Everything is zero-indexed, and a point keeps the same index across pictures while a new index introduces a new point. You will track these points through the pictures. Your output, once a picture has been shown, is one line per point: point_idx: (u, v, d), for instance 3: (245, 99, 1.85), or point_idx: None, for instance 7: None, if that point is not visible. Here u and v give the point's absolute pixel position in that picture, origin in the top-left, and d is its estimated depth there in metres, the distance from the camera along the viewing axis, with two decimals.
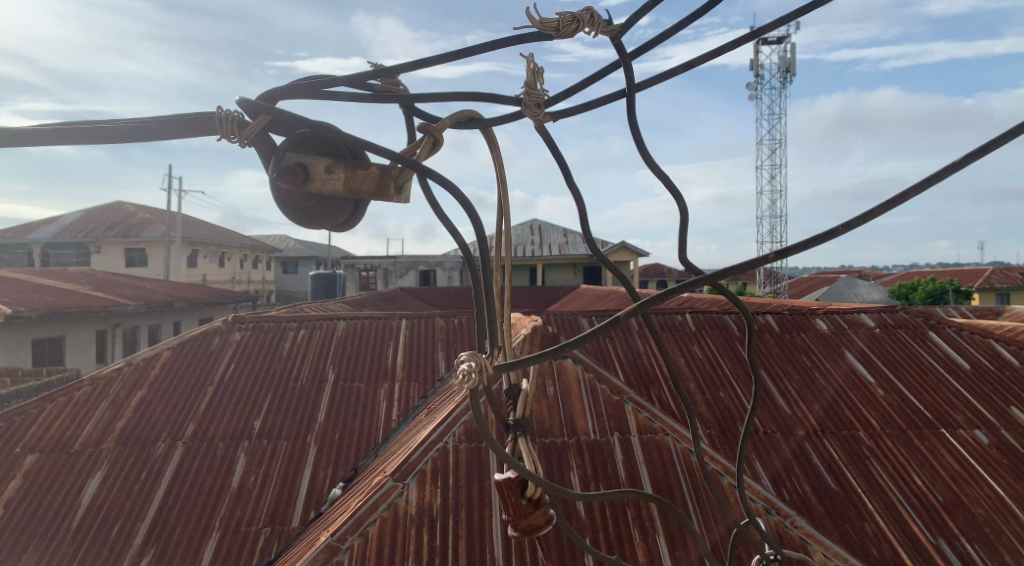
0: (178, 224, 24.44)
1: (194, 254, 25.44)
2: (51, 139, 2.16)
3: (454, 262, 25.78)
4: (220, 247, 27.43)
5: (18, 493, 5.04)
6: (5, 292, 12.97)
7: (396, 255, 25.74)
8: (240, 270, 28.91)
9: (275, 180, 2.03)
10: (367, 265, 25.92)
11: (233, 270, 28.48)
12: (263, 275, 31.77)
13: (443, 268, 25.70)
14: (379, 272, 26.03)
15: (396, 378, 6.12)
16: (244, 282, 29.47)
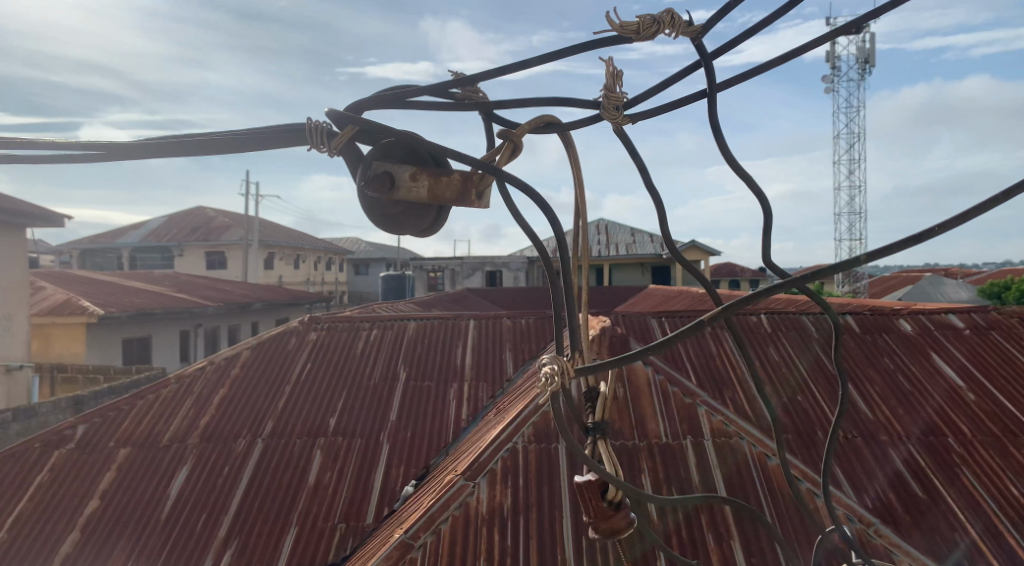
0: (256, 227, 25.43)
1: (271, 256, 26.43)
2: (164, 152, 2.33)
3: (519, 263, 25.71)
4: (294, 250, 28.39)
5: (111, 484, 5.31)
6: (102, 294, 13.81)
7: (463, 256, 26.01)
8: (313, 271, 29.84)
9: (362, 188, 2.13)
10: (436, 266, 26.37)
11: (306, 271, 29.42)
12: (335, 276, 32.71)
13: (509, 269, 25.91)
14: (447, 273, 26.63)
15: (465, 378, 6.17)
16: (318, 283, 30.41)
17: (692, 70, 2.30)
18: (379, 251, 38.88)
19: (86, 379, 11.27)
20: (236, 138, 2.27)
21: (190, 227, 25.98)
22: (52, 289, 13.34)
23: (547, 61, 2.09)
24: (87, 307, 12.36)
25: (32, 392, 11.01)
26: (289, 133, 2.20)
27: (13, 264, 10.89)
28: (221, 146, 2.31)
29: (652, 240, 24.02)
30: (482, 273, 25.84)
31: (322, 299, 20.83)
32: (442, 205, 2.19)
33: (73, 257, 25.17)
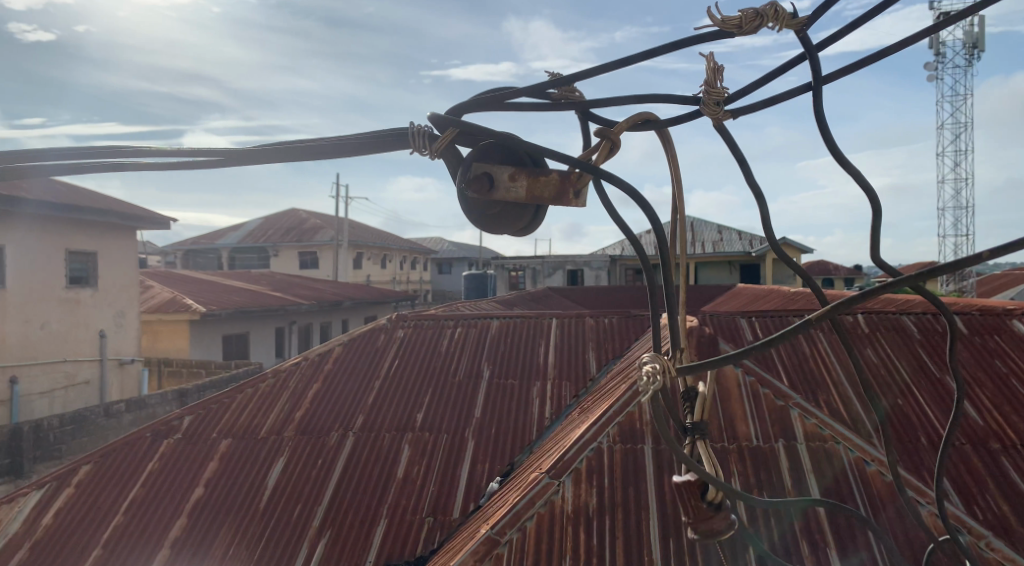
0: (344, 228, 26.36)
1: (359, 256, 27.34)
2: (277, 157, 2.42)
3: (601, 262, 25.90)
4: (382, 250, 29.27)
5: (215, 472, 5.61)
6: (206, 293, 14.65)
7: (543, 255, 26.13)
8: (399, 271, 30.72)
9: (463, 189, 2.18)
10: (518, 265, 26.70)
11: (393, 271, 30.30)
12: (420, 276, 33.52)
13: (591, 268, 26.02)
14: (529, 271, 26.87)
15: (548, 376, 6.19)
16: (403, 282, 31.26)
17: (796, 63, 2.23)
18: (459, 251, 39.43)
19: (191, 373, 11.95)
20: (344, 143, 2.37)
21: (282, 228, 27.14)
22: (161, 287, 14.25)
23: (645, 58, 2.08)
24: (192, 304, 13.12)
25: (143, 385, 11.78)
26: (393, 137, 2.29)
27: (127, 265, 11.68)
28: (329, 151, 2.39)
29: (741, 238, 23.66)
30: (564, 271, 26.32)
31: (407, 298, 21.33)
32: (540, 205, 2.19)
33: (177, 258, 26.80)
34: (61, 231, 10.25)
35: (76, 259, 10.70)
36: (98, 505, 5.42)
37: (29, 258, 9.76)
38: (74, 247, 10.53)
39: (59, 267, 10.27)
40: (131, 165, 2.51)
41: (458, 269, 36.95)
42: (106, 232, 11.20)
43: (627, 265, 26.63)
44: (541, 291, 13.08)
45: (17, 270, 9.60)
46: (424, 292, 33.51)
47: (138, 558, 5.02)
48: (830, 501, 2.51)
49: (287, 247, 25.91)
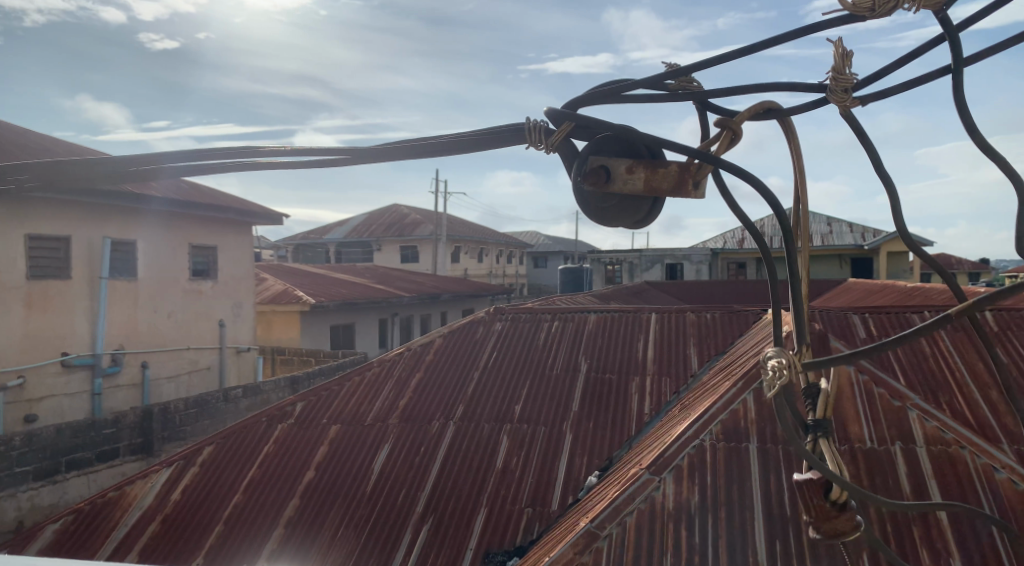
0: (442, 223, 26.98)
1: (457, 250, 27.91)
2: (404, 154, 2.44)
3: (701, 255, 25.43)
4: (479, 244, 29.76)
5: (325, 456, 5.89)
6: (314, 285, 15.36)
7: (639, 249, 25.87)
8: (495, 264, 31.25)
9: (579, 182, 2.18)
10: (615, 259, 26.65)
11: (489, 264, 30.81)
12: (516, 270, 33.90)
13: (691, 261, 25.77)
14: (625, 265, 26.69)
15: (647, 371, 6.13)
16: (499, 276, 31.74)
17: (933, 45, 2.09)
18: (554, 245, 39.59)
19: (301, 361, 12.60)
20: (467, 139, 2.41)
21: (384, 223, 28.05)
22: (273, 280, 15.06)
23: (768, 45, 2.02)
24: (301, 296, 13.79)
25: (257, 371, 12.51)
26: (511, 132, 2.32)
27: (242, 258, 12.37)
28: (454, 149, 2.43)
29: (852, 232, 22.99)
30: (662, 265, 26.03)
31: (505, 292, 21.57)
32: (657, 197, 2.16)
33: (287, 252, 28.25)
34: (184, 227, 10.98)
35: (198, 254, 11.43)
36: (220, 483, 5.80)
37: (157, 252, 10.52)
38: (196, 242, 11.25)
39: (183, 260, 11.02)
40: (262, 164, 2.58)
41: (553, 263, 37.09)
42: (224, 227, 11.90)
43: (728, 258, 25.94)
44: (639, 285, 12.96)
45: (146, 262, 10.36)
46: (518, 286, 33.82)
47: (256, 534, 5.32)
48: (966, 505, 2.35)
49: (389, 241, 26.78)
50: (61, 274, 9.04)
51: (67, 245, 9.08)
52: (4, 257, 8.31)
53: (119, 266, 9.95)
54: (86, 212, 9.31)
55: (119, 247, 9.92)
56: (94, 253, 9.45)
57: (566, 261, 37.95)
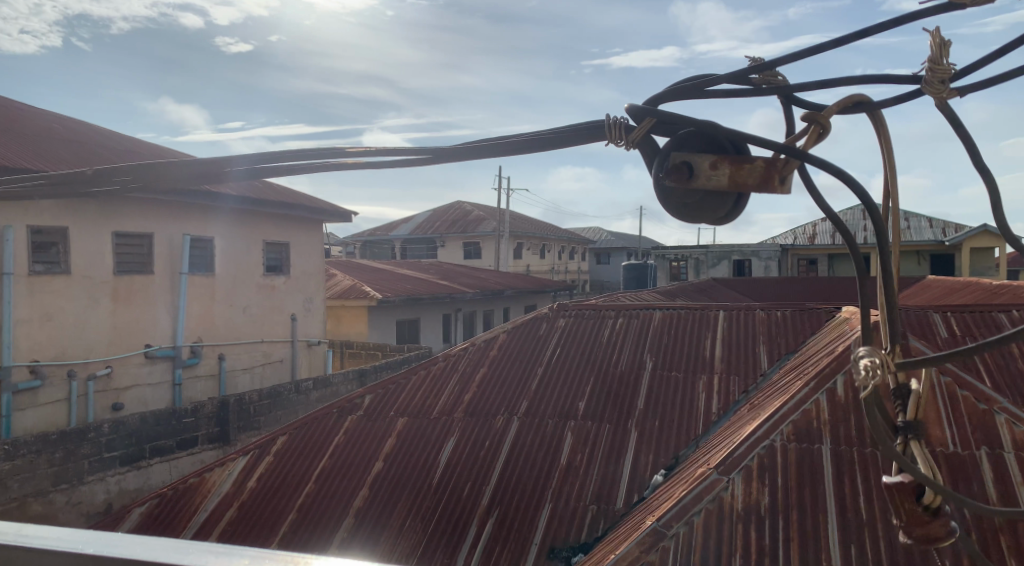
0: (505, 219, 27.14)
1: (520, 246, 28.02)
2: (487, 154, 2.45)
3: (771, 252, 25.15)
4: (541, 240, 29.82)
5: (392, 448, 6.00)
6: (381, 281, 15.68)
7: (705, 245, 25.50)
8: (557, 261, 31.27)
9: (661, 179, 2.16)
10: (679, 255, 26.33)
11: (552, 261, 30.84)
12: (578, 266, 33.85)
13: (759, 258, 25.26)
14: (691, 262, 26.35)
15: (715, 369, 6.03)
16: (561, 272, 31.73)
17: None
18: (616, 240, 39.33)
19: (368, 355, 13.12)
20: (547, 137, 2.40)
21: (448, 219, 28.41)
22: (342, 276, 15.44)
23: (859, 36, 1.95)
24: (369, 292, 14.09)
25: (327, 364, 12.87)
26: (590, 129, 2.31)
27: (312, 254, 12.72)
28: (535, 146, 2.43)
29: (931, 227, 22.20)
30: (729, 262, 25.57)
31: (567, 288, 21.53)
32: (742, 193, 2.12)
33: (355, 248, 28.96)
34: (258, 224, 11.35)
35: (271, 250, 11.80)
36: (293, 473, 5.98)
37: (233, 248, 10.89)
38: (270, 238, 11.62)
39: (257, 256, 11.38)
40: (346, 164, 2.61)
41: (615, 260, 36.90)
42: (295, 224, 12.24)
43: (798, 254, 25.30)
44: (705, 282, 12.78)
45: (223, 258, 10.75)
46: (581, 282, 33.74)
47: (327, 524, 5.46)
48: None
49: (453, 238, 27.12)
50: (144, 269, 9.47)
51: (149, 241, 9.49)
52: (94, 253, 8.75)
53: (197, 261, 10.36)
54: (167, 210, 9.72)
55: (197, 243, 10.32)
56: (175, 249, 9.85)
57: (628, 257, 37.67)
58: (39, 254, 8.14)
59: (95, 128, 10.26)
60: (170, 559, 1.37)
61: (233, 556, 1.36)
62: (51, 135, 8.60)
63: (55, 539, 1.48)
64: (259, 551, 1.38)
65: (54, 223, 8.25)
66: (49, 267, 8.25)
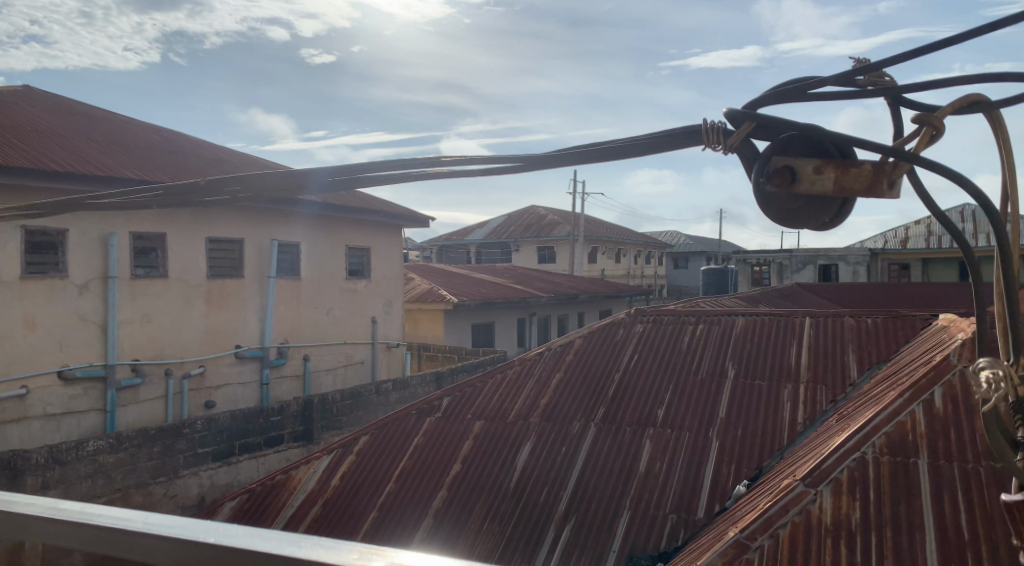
0: (580, 223, 27.08)
1: (594, 251, 27.92)
2: (583, 160, 2.44)
3: (859, 256, 24.41)
4: (616, 245, 29.61)
5: (470, 451, 6.07)
6: (459, 285, 15.92)
7: (789, 249, 24.79)
8: (632, 265, 30.97)
9: (762, 184, 2.10)
10: (761, 259, 25.67)
11: (627, 266, 30.57)
12: (652, 271, 33.45)
13: (846, 262, 24.59)
14: (773, 266, 25.61)
15: (801, 378, 5.83)
16: (637, 276, 31.43)
17: None
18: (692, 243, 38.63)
19: (444, 357, 13.33)
20: (644, 143, 2.37)
21: (523, 224, 28.60)
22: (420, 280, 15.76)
23: (980, 33, 1.85)
24: (446, 295, 14.32)
25: (405, 366, 13.15)
26: (685, 134, 2.28)
27: (392, 259, 13.01)
28: (628, 153, 2.41)
29: None
30: (814, 266, 24.72)
31: (643, 293, 21.29)
32: (848, 197, 2.05)
33: (431, 252, 29.53)
34: (341, 230, 11.70)
35: (353, 254, 12.14)
36: (373, 471, 6.14)
37: (317, 253, 11.25)
38: (352, 243, 11.96)
39: (339, 260, 11.72)
40: (437, 172, 2.64)
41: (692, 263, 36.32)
42: (375, 229, 12.55)
43: (888, 258, 24.28)
44: (790, 288, 12.43)
45: (308, 261, 11.12)
46: (658, 286, 33.27)
47: (407, 523, 5.57)
48: None
49: (527, 242, 27.28)
50: (235, 272, 9.90)
51: (240, 246, 9.92)
52: (190, 257, 9.21)
53: (285, 265, 10.76)
54: (256, 218, 10.13)
55: (284, 248, 10.73)
56: (264, 254, 10.26)
57: (706, 261, 36.93)
58: (140, 259, 8.64)
59: (192, 139, 10.81)
60: (284, 552, 1.33)
61: (343, 551, 1.31)
62: (152, 147, 9.11)
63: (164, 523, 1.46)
64: (367, 544, 1.32)
65: (154, 230, 8.73)
66: (149, 271, 8.75)
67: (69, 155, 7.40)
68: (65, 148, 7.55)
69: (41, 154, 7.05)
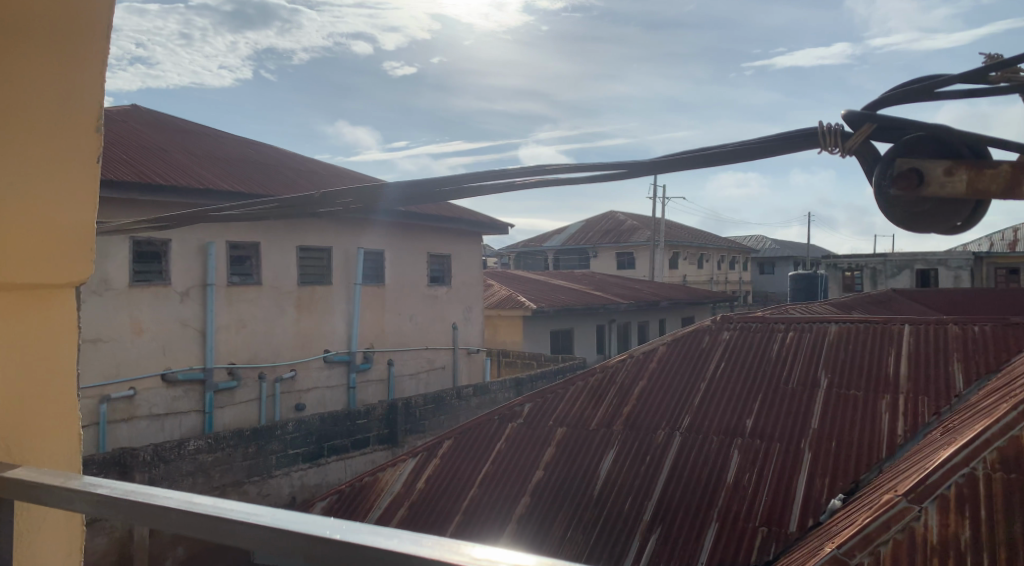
0: (659, 229, 26.73)
1: (675, 256, 27.51)
2: (692, 166, 2.41)
3: (961, 260, 23.16)
4: (698, 250, 29.09)
5: (553, 458, 6.07)
6: (539, 291, 15.99)
7: (883, 254, 23.84)
8: (714, 271, 30.34)
9: (886, 187, 2.00)
10: (852, 264, 24.76)
11: (708, 272, 29.97)
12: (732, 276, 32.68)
13: (947, 267, 23.40)
14: (866, 271, 24.61)
15: (901, 389, 5.57)
16: (719, 282, 30.77)
17: None
18: (776, 248, 37.50)
19: (524, 363, 13.38)
20: (755, 147, 2.32)
21: (600, 230, 28.49)
22: (500, 286, 15.91)
23: None
24: (525, 302, 14.40)
25: (485, 372, 13.29)
26: (801, 137, 2.22)
27: (471, 265, 13.17)
28: (738, 157, 2.36)
29: None
30: (911, 272, 23.68)
31: (727, 299, 20.79)
32: (981, 200, 1.93)
33: (509, 258, 29.75)
34: (423, 238, 11.93)
35: (435, 261, 12.35)
36: (458, 476, 6.21)
37: (401, 260, 11.51)
38: (433, 250, 12.18)
39: (422, 268, 11.94)
40: (537, 181, 2.66)
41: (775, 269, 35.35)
42: (455, 236, 12.73)
43: (995, 263, 22.98)
44: (885, 294, 11.93)
45: (392, 269, 11.37)
46: (742, 291, 32.40)
47: (492, 526, 5.62)
48: None
49: (606, 248, 27.19)
50: (324, 279, 10.22)
51: (329, 254, 10.24)
52: (281, 265, 9.57)
53: (371, 272, 11.06)
54: (342, 226, 10.42)
55: (370, 256, 11.02)
56: (350, 261, 10.56)
57: (792, 266, 35.76)
58: (236, 267, 9.06)
59: (284, 151, 11.24)
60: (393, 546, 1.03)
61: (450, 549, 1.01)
62: (247, 160, 9.52)
63: (246, 509, 1.16)
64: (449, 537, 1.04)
65: (248, 239, 9.12)
66: (244, 279, 9.16)
67: (172, 169, 7.80)
68: (167, 162, 7.96)
69: (145, 168, 7.45)
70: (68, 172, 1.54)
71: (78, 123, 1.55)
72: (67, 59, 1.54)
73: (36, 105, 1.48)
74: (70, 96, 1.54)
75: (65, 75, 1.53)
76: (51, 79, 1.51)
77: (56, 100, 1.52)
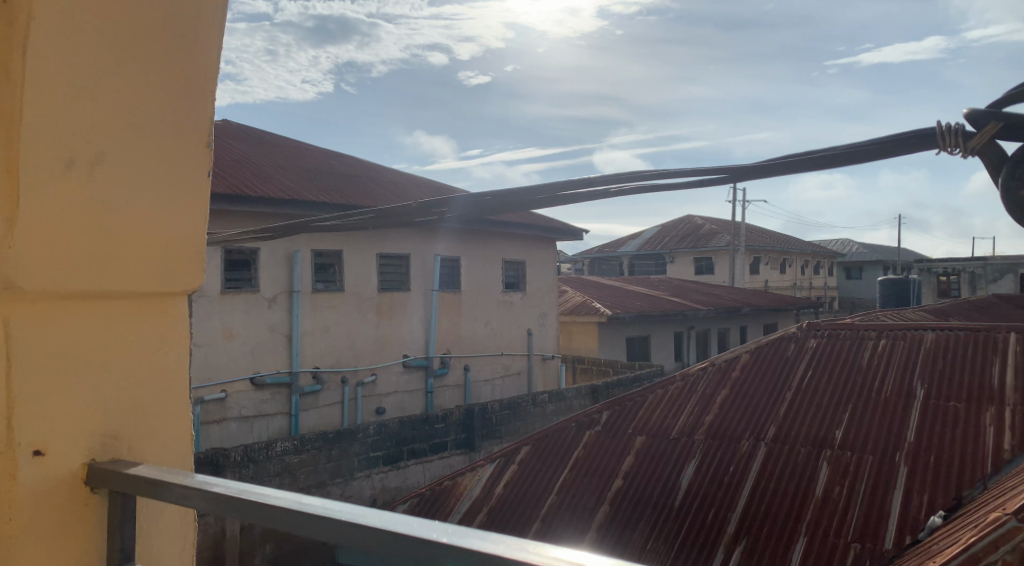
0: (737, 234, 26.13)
1: (756, 261, 26.80)
2: (796, 169, 2.34)
3: None
4: (778, 255, 28.27)
5: (632, 466, 5.99)
6: (615, 298, 15.88)
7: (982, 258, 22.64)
8: (794, 276, 29.42)
9: (1015, 189, 1.90)
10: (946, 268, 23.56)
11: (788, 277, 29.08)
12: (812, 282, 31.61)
13: None
14: (963, 275, 23.38)
15: (1006, 401, 5.26)
16: (799, 288, 29.81)
17: None
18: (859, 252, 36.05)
19: (599, 370, 13.31)
20: (865, 149, 2.24)
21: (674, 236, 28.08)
22: (576, 293, 15.88)
23: None
24: (600, 309, 14.32)
25: (560, 378, 13.27)
26: (916, 137, 2.13)
27: (547, 272, 13.20)
28: (846, 160, 2.28)
29: None
30: (1015, 277, 22.35)
31: (810, 306, 20.10)
32: None
33: (583, 265, 29.69)
34: (499, 245, 12.03)
35: (511, 267, 12.43)
36: (535, 483, 6.20)
37: (477, 267, 11.64)
38: (510, 257, 12.27)
39: (498, 274, 12.04)
40: (631, 187, 2.64)
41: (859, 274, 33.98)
42: (530, 243, 12.79)
43: None
44: (985, 299, 11.29)
45: (469, 275, 11.51)
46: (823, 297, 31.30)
47: (571, 534, 5.57)
48: None
49: (681, 252, 26.82)
50: (403, 286, 10.42)
51: (408, 261, 10.44)
52: (363, 272, 9.81)
53: (448, 279, 11.24)
54: (420, 234, 10.61)
55: (447, 262, 11.19)
56: (428, 268, 10.74)
57: (878, 271, 34.30)
58: (320, 274, 9.36)
59: (365, 162, 11.55)
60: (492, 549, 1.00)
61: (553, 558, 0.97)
62: (329, 170, 9.83)
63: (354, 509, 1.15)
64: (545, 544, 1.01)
65: (331, 247, 9.40)
66: (328, 285, 9.44)
67: (260, 180, 8.12)
68: (256, 174, 8.29)
69: (236, 180, 7.77)
70: (183, 183, 1.57)
71: (187, 136, 1.58)
72: (179, 74, 1.56)
73: (156, 119, 1.51)
74: (192, 108, 1.58)
75: (182, 86, 1.56)
76: (170, 92, 1.54)
77: (176, 111, 1.55)
